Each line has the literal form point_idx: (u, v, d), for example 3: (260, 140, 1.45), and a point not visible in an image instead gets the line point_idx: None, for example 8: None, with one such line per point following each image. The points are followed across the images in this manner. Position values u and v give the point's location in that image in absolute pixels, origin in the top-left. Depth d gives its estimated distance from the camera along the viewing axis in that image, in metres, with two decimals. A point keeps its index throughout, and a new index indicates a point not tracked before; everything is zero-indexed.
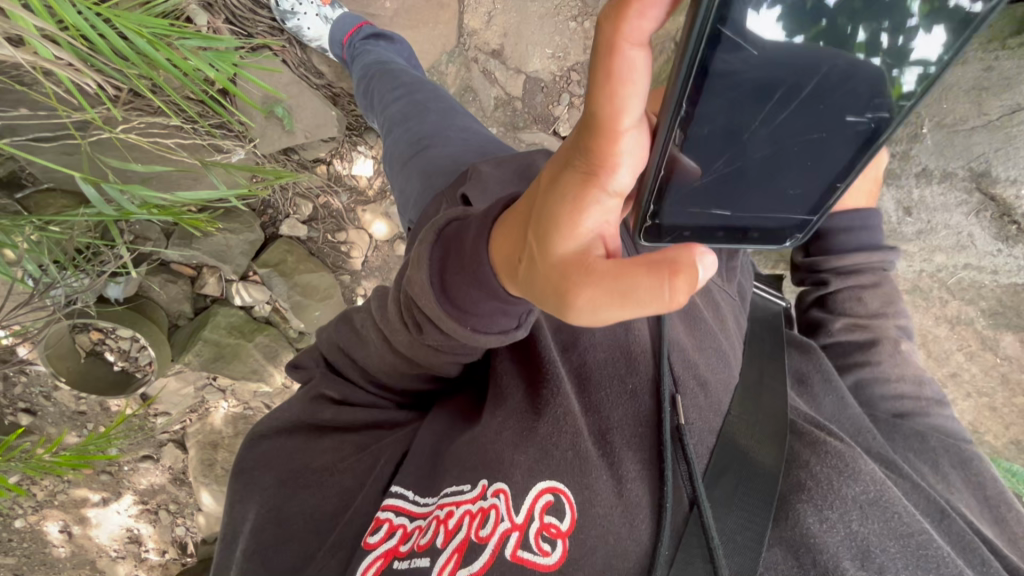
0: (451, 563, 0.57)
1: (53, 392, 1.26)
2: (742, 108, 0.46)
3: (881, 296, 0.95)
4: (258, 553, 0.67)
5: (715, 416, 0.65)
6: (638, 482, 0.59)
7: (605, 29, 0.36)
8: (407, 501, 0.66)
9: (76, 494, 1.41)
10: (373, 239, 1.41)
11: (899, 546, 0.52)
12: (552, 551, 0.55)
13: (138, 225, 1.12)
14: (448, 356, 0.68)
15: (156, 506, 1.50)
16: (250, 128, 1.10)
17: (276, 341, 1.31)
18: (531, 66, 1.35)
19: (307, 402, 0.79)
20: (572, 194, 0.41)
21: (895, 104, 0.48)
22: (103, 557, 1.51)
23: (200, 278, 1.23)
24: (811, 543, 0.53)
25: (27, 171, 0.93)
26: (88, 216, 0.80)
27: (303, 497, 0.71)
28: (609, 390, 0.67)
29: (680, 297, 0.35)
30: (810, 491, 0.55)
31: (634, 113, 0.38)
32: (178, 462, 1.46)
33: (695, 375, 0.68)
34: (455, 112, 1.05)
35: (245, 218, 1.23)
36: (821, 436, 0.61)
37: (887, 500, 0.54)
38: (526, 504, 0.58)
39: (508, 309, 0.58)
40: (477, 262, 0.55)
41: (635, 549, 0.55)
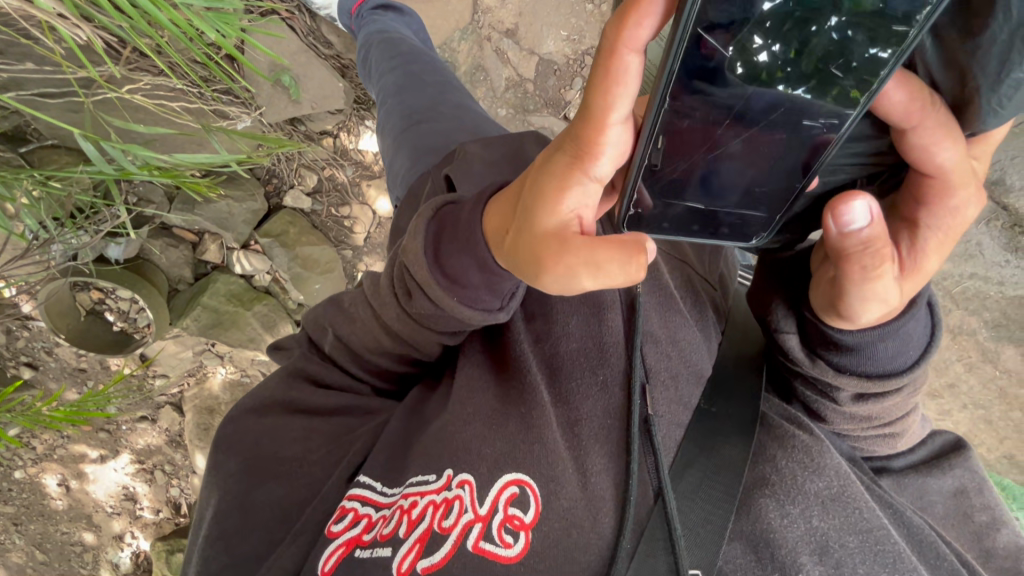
0: (412, 553, 0.58)
1: (55, 347, 1.28)
2: (715, 111, 0.54)
3: (908, 394, 0.67)
4: (224, 540, 0.69)
5: (682, 409, 0.71)
6: (604, 475, 0.63)
7: (609, 38, 0.43)
8: (374, 492, 0.67)
9: (75, 449, 1.44)
10: (376, 216, 1.41)
11: (857, 541, 0.58)
12: (514, 544, 0.57)
13: (141, 187, 1.11)
14: (434, 336, 0.70)
15: (153, 466, 1.52)
16: (255, 95, 1.08)
17: (274, 311, 1.32)
18: (544, 48, 1.33)
19: (285, 378, 0.80)
20: (562, 174, 0.47)
21: (845, 111, 0.53)
22: (99, 512, 1.54)
23: (201, 244, 1.24)
24: (771, 538, 0.59)
25: (33, 127, 0.93)
26: (90, 173, 0.80)
27: (269, 487, 0.72)
28: (580, 381, 0.70)
29: (642, 271, 0.42)
30: (773, 486, 0.63)
31: (621, 112, 0.45)
32: (175, 424, 1.48)
33: (670, 367, 0.73)
34: (450, 87, 1.04)
35: (247, 186, 1.22)
36: (790, 429, 0.68)
37: (849, 495, 0.61)
38: (492, 495, 0.61)
39: (494, 286, 0.59)
40: (470, 234, 0.57)
41: (597, 543, 0.59)
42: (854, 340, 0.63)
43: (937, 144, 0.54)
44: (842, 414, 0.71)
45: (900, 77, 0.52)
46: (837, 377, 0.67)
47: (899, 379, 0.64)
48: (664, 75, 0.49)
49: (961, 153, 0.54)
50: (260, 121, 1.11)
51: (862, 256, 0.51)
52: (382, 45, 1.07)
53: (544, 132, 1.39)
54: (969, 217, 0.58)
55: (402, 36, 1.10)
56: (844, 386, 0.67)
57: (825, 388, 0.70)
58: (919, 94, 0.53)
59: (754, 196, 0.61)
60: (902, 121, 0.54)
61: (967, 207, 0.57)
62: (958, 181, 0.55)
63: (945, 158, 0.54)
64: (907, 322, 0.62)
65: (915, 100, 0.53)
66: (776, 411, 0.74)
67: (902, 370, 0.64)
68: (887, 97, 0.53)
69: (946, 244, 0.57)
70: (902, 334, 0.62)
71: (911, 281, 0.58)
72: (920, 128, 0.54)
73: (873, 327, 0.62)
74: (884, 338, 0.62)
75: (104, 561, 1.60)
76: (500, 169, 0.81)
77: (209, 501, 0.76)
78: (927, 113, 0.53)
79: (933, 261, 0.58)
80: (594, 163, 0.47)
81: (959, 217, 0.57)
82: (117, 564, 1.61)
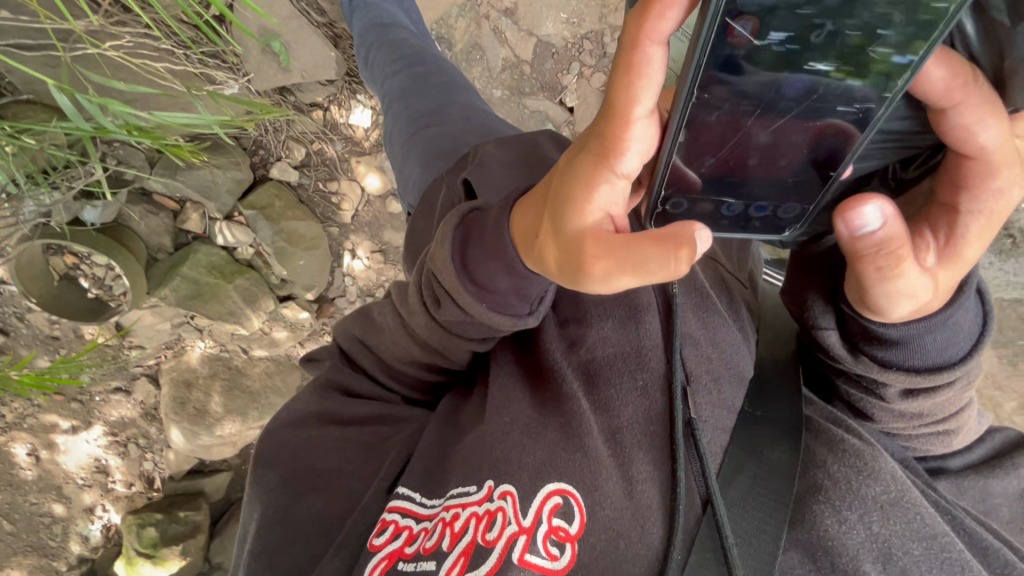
0: (457, 566, 0.56)
1: (27, 313, 1.24)
2: (741, 105, 0.53)
3: (963, 386, 0.62)
4: (265, 555, 0.67)
5: (726, 413, 0.66)
6: (650, 484, 0.59)
7: (629, 29, 0.40)
8: (413, 502, 0.64)
9: (46, 418, 1.41)
10: (365, 193, 1.37)
11: (922, 548, 0.55)
12: (561, 556, 0.55)
13: (121, 149, 1.09)
14: (462, 343, 0.69)
15: (126, 439, 1.49)
16: (244, 61, 1.06)
17: (256, 285, 1.29)
18: (543, 30, 1.31)
19: (318, 389, 0.79)
20: (588, 171, 0.44)
21: (879, 95, 0.52)
22: (69, 484, 1.51)
23: (182, 212, 1.20)
24: (829, 545, 0.56)
25: (7, 80, 0.90)
26: (64, 128, 0.77)
27: (309, 500, 0.70)
28: (619, 386, 0.66)
29: (683, 266, 0.38)
30: (826, 491, 0.58)
31: (646, 105, 0.43)
32: (151, 397, 1.45)
33: (711, 370, 0.68)
34: (457, 88, 1.02)
35: (233, 155, 1.19)
36: (838, 432, 0.63)
37: (909, 501, 0.57)
38: (534, 506, 0.57)
39: (523, 289, 0.58)
40: (498, 241, 0.56)
41: (647, 553, 0.56)
42: (899, 334, 0.57)
43: (979, 122, 0.50)
44: (890, 411, 0.66)
45: (936, 53, 0.50)
46: (883, 373, 0.61)
47: (953, 373, 0.59)
48: (690, 66, 0.48)
49: (1004, 132, 0.50)
50: (248, 88, 1.10)
51: (872, 258, 0.47)
52: (386, 41, 1.05)
53: (539, 115, 1.37)
54: (1013, 200, 0.52)
55: (406, 35, 1.09)
56: (891, 382, 0.62)
57: (871, 385, 0.65)
58: (960, 68, 0.50)
59: (780, 190, 0.60)
60: (940, 100, 0.51)
61: (1011, 189, 0.51)
62: (1002, 161, 0.50)
63: (987, 137, 0.50)
64: (958, 311, 0.56)
65: (954, 76, 0.50)
66: (819, 413, 0.68)
67: (954, 362, 0.58)
68: (924, 75, 0.50)
69: (988, 231, 0.51)
70: (952, 325, 0.57)
71: (946, 271, 0.52)
72: (962, 105, 0.50)
73: (918, 320, 0.56)
74: (933, 330, 0.57)
75: (73, 533, 1.56)
76: (515, 172, 0.79)
77: (251, 517, 0.74)
78: (967, 90, 0.50)
79: (975, 247, 0.51)
80: (622, 158, 0.44)
81: (1005, 199, 0.51)
82: (87, 537, 1.58)
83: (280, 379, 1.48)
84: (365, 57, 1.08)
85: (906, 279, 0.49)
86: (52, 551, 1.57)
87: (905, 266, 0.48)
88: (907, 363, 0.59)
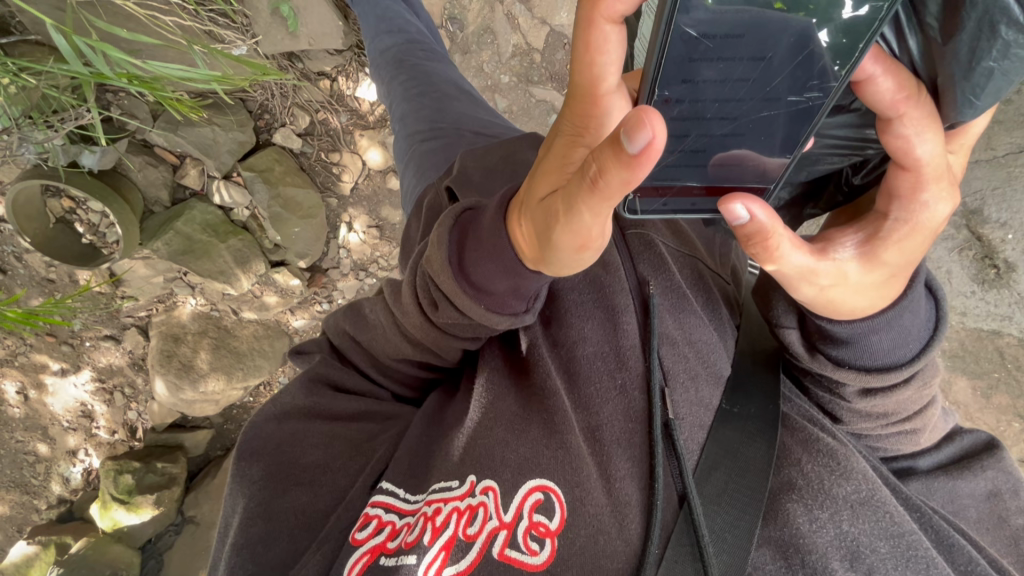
0: (438, 561, 0.52)
1: (25, 254, 1.26)
2: (708, 86, 0.48)
3: (919, 387, 0.61)
4: (246, 550, 0.60)
5: (706, 412, 0.61)
6: (630, 481, 0.55)
7: (584, 7, 0.38)
8: (397, 499, 0.60)
9: (37, 358, 1.42)
10: (366, 166, 1.38)
11: (889, 547, 0.52)
12: (540, 551, 0.51)
13: (125, 100, 1.11)
14: (454, 342, 0.65)
15: (112, 387, 1.51)
16: (251, 22, 1.07)
17: (249, 247, 1.31)
18: (557, 19, 1.29)
19: (306, 383, 0.74)
20: (559, 158, 0.44)
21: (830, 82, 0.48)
22: (55, 425, 1.53)
23: (182, 167, 1.22)
24: (800, 543, 0.53)
25: (17, 20, 0.92)
26: (64, 71, 0.78)
27: (293, 495, 0.64)
28: (599, 384, 0.62)
29: (630, 143, 0.35)
30: (800, 490, 0.55)
31: (612, 78, 0.41)
32: (139, 348, 1.47)
33: (688, 368, 0.62)
34: (472, 96, 0.96)
35: (237, 115, 1.21)
36: (813, 431, 0.60)
37: (879, 500, 0.55)
38: (515, 502, 0.54)
39: (522, 288, 0.55)
40: (498, 243, 0.52)
41: (625, 550, 0.52)
42: (846, 333, 0.57)
43: (918, 135, 0.49)
44: (858, 412, 0.64)
45: (887, 63, 0.48)
46: (836, 372, 0.61)
47: (899, 374, 0.58)
48: (655, 51, 0.43)
49: (933, 145, 0.49)
50: (256, 50, 1.10)
51: (748, 246, 0.49)
52: (397, 41, 1.00)
53: (543, 105, 1.37)
54: (941, 213, 0.52)
55: (416, 33, 1.03)
56: (845, 382, 0.61)
57: (832, 385, 0.63)
58: (906, 82, 0.48)
59: (746, 171, 0.55)
60: (885, 110, 0.49)
61: (938, 204, 0.51)
62: (933, 176, 0.51)
63: (923, 150, 0.50)
64: (904, 313, 0.56)
65: (901, 88, 0.48)
66: (796, 410, 0.65)
67: (904, 363, 0.58)
68: (874, 83, 0.48)
69: (912, 238, 0.52)
70: (900, 326, 0.56)
71: (869, 273, 0.53)
72: (906, 118, 0.49)
73: (863, 319, 0.56)
74: (877, 330, 0.56)
75: (55, 474, 1.59)
76: (499, 175, 0.74)
77: (234, 510, 0.68)
78: (912, 103, 0.49)
79: (893, 254, 0.52)
80: (594, 134, 0.43)
81: (932, 212, 0.51)
82: (67, 479, 1.60)
83: (268, 343, 1.50)
84: (372, 63, 1.02)
85: (799, 269, 0.51)
86: (33, 489, 1.60)
87: (789, 255, 0.50)
88: (862, 361, 0.59)
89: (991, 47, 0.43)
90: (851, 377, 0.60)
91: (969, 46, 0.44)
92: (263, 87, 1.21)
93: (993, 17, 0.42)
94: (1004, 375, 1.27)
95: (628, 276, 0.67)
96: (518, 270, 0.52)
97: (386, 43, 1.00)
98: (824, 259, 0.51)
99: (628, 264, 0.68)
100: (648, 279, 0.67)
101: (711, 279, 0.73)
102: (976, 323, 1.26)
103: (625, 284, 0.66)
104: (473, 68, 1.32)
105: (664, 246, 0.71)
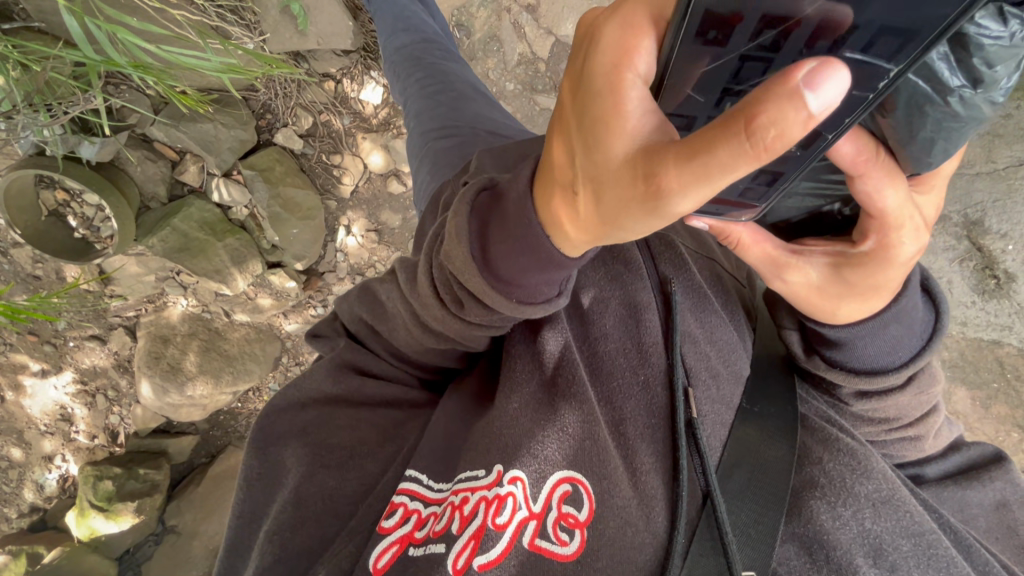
0: (467, 550, 0.50)
1: (11, 249, 1.22)
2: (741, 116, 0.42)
3: (915, 391, 0.61)
4: (278, 537, 0.59)
5: (726, 410, 0.61)
6: (654, 474, 0.55)
7: None
8: (422, 485, 0.58)
9: (17, 358, 1.37)
10: (366, 169, 1.36)
11: (911, 545, 0.53)
12: (570, 542, 0.50)
13: (128, 92, 1.09)
14: (480, 334, 0.59)
15: (95, 389, 1.45)
16: (261, 20, 1.06)
17: (246, 247, 1.28)
18: (563, 30, 1.31)
19: (333, 369, 0.69)
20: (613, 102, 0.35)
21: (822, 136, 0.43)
22: (31, 429, 1.47)
23: (181, 163, 1.20)
24: (825, 540, 0.53)
25: (20, 6, 0.89)
26: (73, 55, 0.76)
27: (321, 479, 0.62)
28: (621, 379, 0.61)
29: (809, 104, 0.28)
30: (822, 488, 0.55)
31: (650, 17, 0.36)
32: (125, 350, 1.42)
33: (709, 367, 0.62)
34: (486, 99, 0.96)
35: (240, 114, 1.20)
36: (833, 430, 0.60)
37: (899, 499, 0.55)
38: (544, 491, 0.53)
39: (557, 277, 0.50)
40: (521, 216, 0.47)
41: (652, 543, 0.51)
42: (835, 336, 0.59)
43: (879, 190, 0.49)
44: (859, 417, 0.64)
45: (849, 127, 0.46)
46: (829, 372, 0.62)
47: (887, 379, 0.59)
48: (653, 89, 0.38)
49: (902, 194, 0.49)
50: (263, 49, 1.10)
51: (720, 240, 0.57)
52: (413, 39, 1.00)
53: (548, 113, 1.38)
54: (912, 253, 0.52)
55: (431, 34, 1.03)
56: (838, 383, 0.62)
57: (829, 386, 0.65)
58: (874, 140, 0.47)
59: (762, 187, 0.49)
60: (850, 170, 0.49)
61: (904, 244, 0.51)
62: (901, 222, 0.50)
63: (887, 201, 0.50)
64: (887, 325, 0.57)
65: (862, 152, 0.47)
66: (814, 411, 0.64)
67: (893, 368, 0.59)
68: (832, 149, 0.47)
69: (872, 270, 0.53)
70: (886, 336, 0.58)
71: (839, 288, 0.55)
72: (868, 176, 0.48)
73: (851, 326, 0.58)
74: (864, 336, 0.58)
75: (28, 480, 1.52)
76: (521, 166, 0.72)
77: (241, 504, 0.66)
78: (873, 163, 0.48)
79: (857, 277, 0.54)
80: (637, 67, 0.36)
81: (904, 249, 0.52)
82: (41, 486, 1.53)
83: (259, 347, 1.46)
84: (387, 61, 1.03)
85: (764, 260, 0.56)
86: (5, 496, 1.53)
87: (754, 248, 0.56)
88: (852, 367, 0.60)
89: (924, 125, 0.43)
90: (841, 381, 0.61)
91: (905, 122, 0.43)
92: (267, 85, 1.20)
93: (918, 101, 0.41)
94: (1004, 386, 1.29)
95: (649, 275, 0.66)
96: (557, 261, 0.47)
97: (402, 41, 1.00)
98: (792, 258, 0.55)
99: (649, 261, 0.67)
100: (670, 278, 0.66)
101: (727, 280, 0.73)
102: (976, 333, 1.28)
103: (646, 281, 0.66)
104: (479, 75, 1.33)
105: (683, 246, 0.71)
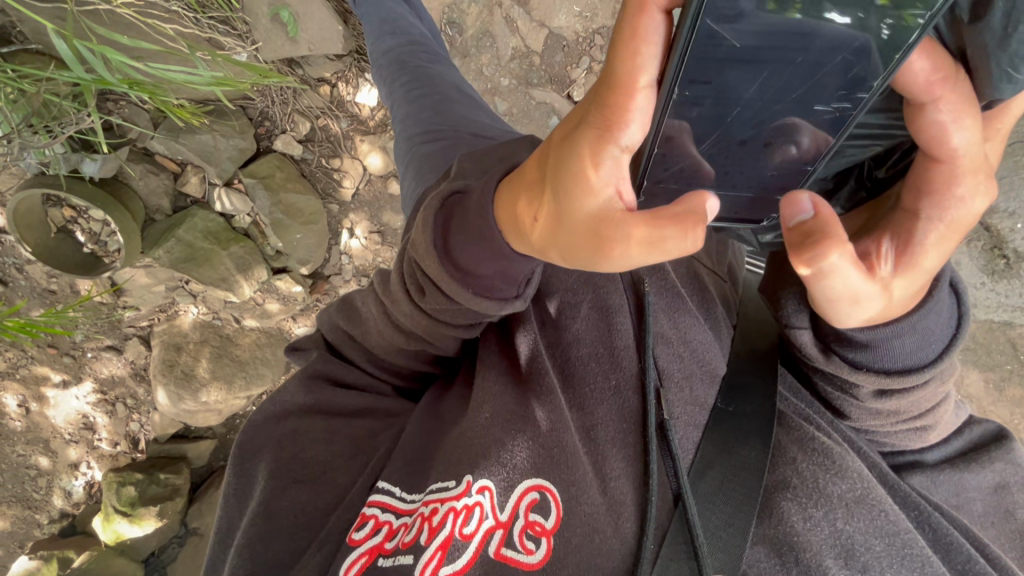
0: (433, 561, 0.50)
1: (25, 265, 1.26)
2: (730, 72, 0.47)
3: (935, 385, 0.59)
4: (247, 548, 0.61)
5: (699, 410, 0.62)
6: (625, 479, 0.55)
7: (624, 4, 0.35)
8: (393, 497, 0.58)
9: (38, 370, 1.41)
10: (366, 171, 1.36)
11: (884, 545, 0.53)
12: (536, 550, 0.50)
13: (127, 108, 1.12)
14: (448, 332, 0.61)
15: (114, 398, 1.49)
16: (252, 29, 1.06)
17: (251, 254, 1.30)
18: (555, 22, 1.29)
19: (306, 381, 0.71)
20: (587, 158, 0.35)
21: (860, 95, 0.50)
22: (56, 438, 1.51)
23: (182, 175, 1.22)
24: (795, 542, 0.53)
25: (17, 29, 0.92)
26: (67, 77, 0.77)
27: (292, 494, 0.64)
28: (594, 385, 0.62)
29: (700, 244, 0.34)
30: (794, 489, 0.55)
31: (650, 72, 0.35)
32: (141, 358, 1.46)
33: (682, 368, 0.63)
34: (471, 100, 0.96)
35: (237, 123, 1.22)
36: (810, 430, 0.59)
37: (874, 498, 0.54)
38: (512, 500, 0.53)
39: (510, 272, 0.51)
40: (482, 218, 0.48)
41: (620, 549, 0.52)
42: (866, 337, 0.56)
43: (948, 126, 0.46)
44: (867, 410, 0.62)
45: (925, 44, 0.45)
46: (852, 374, 0.59)
47: (914, 377, 0.56)
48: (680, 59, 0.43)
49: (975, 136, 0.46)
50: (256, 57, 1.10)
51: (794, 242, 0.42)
52: (400, 42, 1.00)
53: (544, 107, 1.36)
54: (975, 211, 0.48)
55: (419, 35, 1.03)
56: (860, 383, 0.59)
57: (844, 383, 0.62)
58: (941, 64, 0.46)
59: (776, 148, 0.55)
60: (919, 95, 0.46)
61: (975, 199, 0.48)
62: (968, 169, 0.47)
63: (956, 141, 0.46)
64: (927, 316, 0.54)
65: (937, 69, 0.46)
66: (792, 408, 0.65)
67: (924, 365, 0.56)
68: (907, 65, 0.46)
69: (945, 240, 0.48)
70: (923, 328, 0.55)
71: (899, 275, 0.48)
72: (942, 101, 0.46)
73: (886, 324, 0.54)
74: (900, 334, 0.55)
75: (56, 487, 1.57)
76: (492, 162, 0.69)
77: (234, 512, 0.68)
78: (948, 86, 0.46)
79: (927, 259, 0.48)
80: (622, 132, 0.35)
81: (967, 209, 0.48)
82: (69, 492, 1.59)
83: (270, 351, 1.48)
84: (374, 64, 1.03)
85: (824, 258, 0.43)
86: (36, 504, 1.59)
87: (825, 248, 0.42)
88: (886, 364, 0.57)
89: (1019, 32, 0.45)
90: (870, 380, 0.58)
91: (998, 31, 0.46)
92: (262, 93, 1.21)
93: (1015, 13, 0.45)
94: (1017, 367, 1.27)
95: (622, 277, 0.68)
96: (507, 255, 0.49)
97: (389, 44, 1.00)
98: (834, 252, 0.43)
99: None
100: (642, 278, 0.68)
101: (706, 278, 0.74)
102: (988, 314, 1.25)
103: (618, 284, 0.67)
104: (473, 72, 1.32)
105: None
